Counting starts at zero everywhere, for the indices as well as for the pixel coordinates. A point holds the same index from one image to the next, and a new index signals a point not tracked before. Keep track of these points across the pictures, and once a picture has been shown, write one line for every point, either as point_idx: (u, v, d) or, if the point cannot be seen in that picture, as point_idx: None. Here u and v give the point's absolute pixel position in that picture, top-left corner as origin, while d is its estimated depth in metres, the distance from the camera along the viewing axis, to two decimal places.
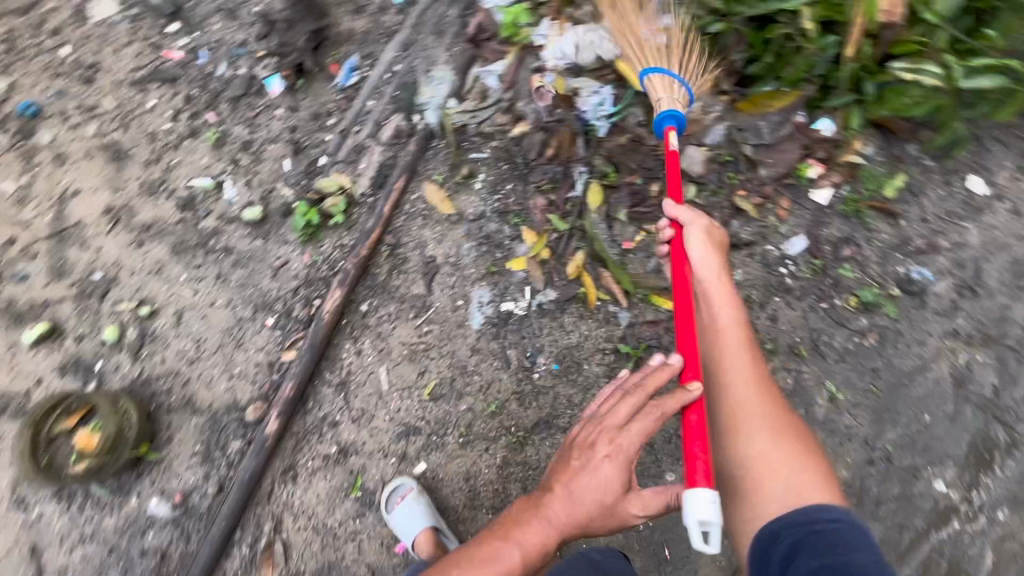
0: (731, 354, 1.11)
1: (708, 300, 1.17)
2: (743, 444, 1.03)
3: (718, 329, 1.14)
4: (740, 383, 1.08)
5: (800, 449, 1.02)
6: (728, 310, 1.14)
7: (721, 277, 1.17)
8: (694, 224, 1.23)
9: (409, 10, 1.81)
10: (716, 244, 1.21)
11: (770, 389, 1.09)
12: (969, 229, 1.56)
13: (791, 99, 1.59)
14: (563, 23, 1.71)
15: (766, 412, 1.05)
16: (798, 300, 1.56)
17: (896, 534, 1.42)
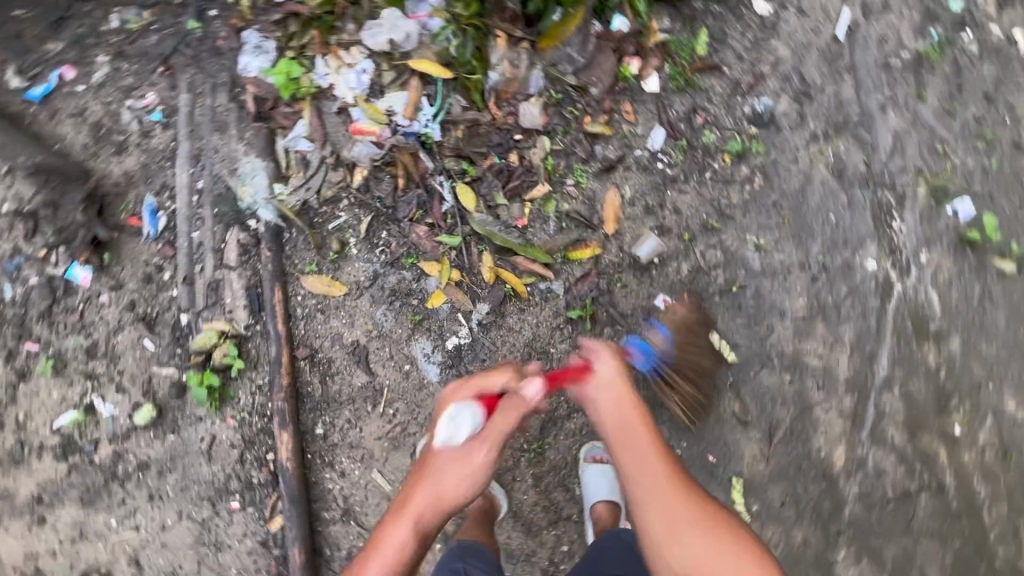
0: (633, 442, 0.94)
1: (603, 393, 1.01)
2: (679, 543, 0.85)
3: (633, 432, 0.95)
4: (671, 494, 0.88)
5: (754, 545, 0.86)
6: (617, 397, 1.00)
7: (628, 389, 1.02)
8: (600, 349, 1.10)
9: (173, 119, 1.59)
10: (620, 364, 1.07)
11: (681, 476, 0.91)
12: (777, 44, 1.66)
13: (580, 16, 1.57)
14: (335, 52, 1.56)
15: (702, 514, 0.87)
16: (686, 183, 1.62)
17: (864, 323, 1.56)
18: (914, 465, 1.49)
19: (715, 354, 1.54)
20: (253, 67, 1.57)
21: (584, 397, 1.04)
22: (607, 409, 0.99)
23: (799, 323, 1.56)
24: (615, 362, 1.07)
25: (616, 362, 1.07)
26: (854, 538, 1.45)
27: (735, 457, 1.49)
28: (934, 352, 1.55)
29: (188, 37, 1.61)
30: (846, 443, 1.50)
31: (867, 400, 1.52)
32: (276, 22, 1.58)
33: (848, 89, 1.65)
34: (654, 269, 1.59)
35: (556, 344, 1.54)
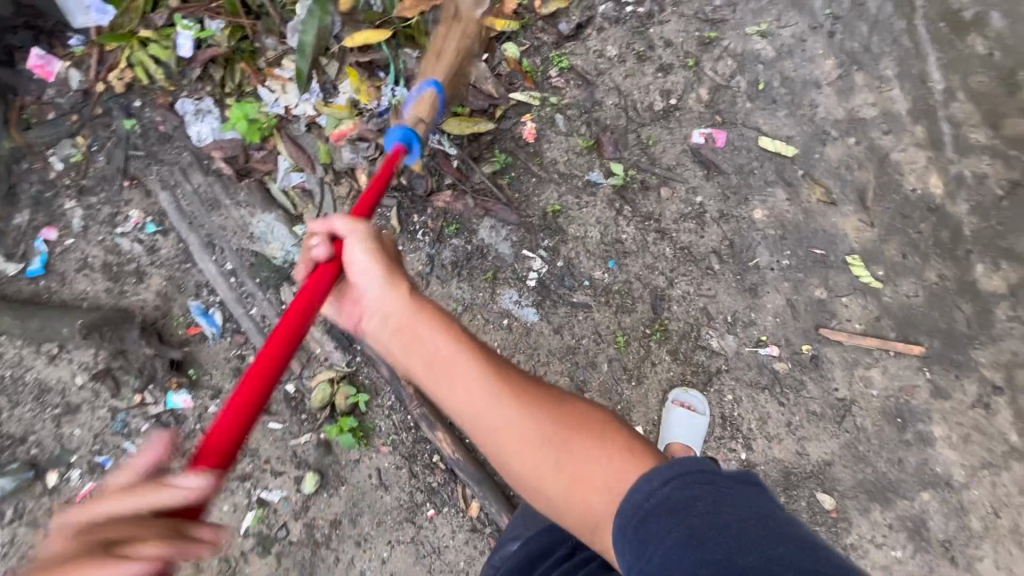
0: (447, 365, 0.79)
1: (392, 325, 0.84)
2: (538, 463, 0.72)
3: (447, 362, 0.79)
4: (495, 407, 0.75)
5: (622, 433, 0.75)
6: (427, 323, 0.83)
7: (407, 289, 0.86)
8: (353, 238, 0.89)
9: (167, 223, 1.56)
10: (379, 256, 0.89)
11: (521, 383, 0.79)
12: None
13: None
14: (271, 74, 1.47)
15: (557, 422, 0.74)
16: (663, 13, 1.53)
17: (898, 48, 1.49)
18: (1008, 154, 1.45)
19: (776, 157, 1.49)
20: (205, 134, 1.52)
21: (369, 326, 0.89)
22: (406, 343, 0.83)
23: (837, 85, 1.50)
24: (373, 247, 0.90)
25: (370, 248, 0.89)
26: (985, 248, 1.44)
27: (840, 238, 1.47)
28: (980, 40, 1.48)
29: (130, 139, 1.54)
30: (937, 170, 1.46)
31: (937, 120, 1.47)
32: (198, 77, 1.50)
33: None
34: (677, 110, 1.51)
35: (625, 229, 1.50)
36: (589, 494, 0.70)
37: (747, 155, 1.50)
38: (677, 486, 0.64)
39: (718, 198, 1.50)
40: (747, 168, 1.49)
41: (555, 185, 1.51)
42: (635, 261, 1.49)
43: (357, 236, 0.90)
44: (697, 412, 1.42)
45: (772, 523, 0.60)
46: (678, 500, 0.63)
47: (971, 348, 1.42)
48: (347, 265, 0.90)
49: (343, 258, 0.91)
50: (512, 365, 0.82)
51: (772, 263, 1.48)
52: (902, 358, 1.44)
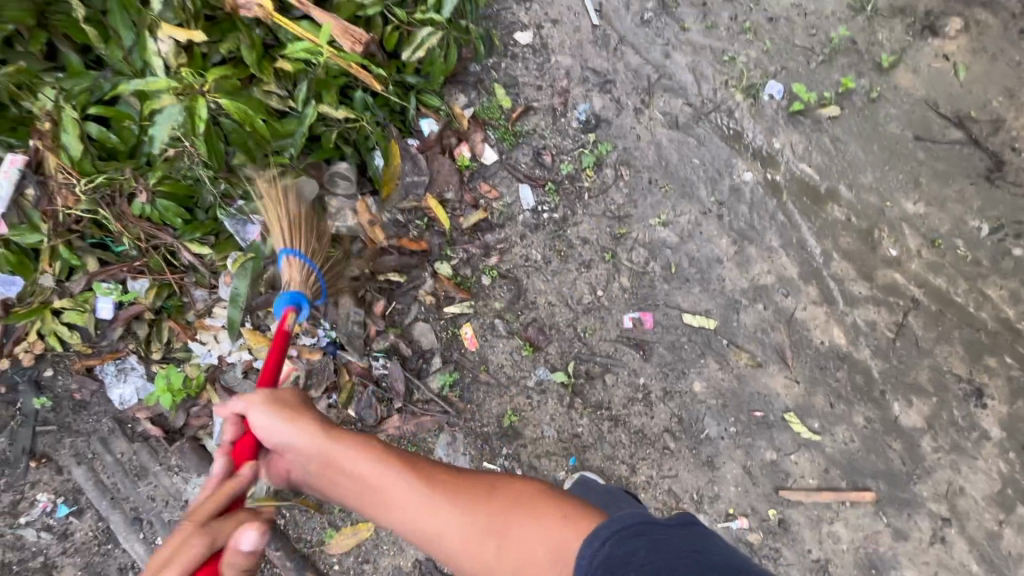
0: (393, 493, 1.02)
1: (340, 471, 1.04)
2: (478, 544, 0.97)
3: (383, 489, 1.02)
4: (436, 513, 0.99)
5: (538, 495, 1.01)
6: (366, 462, 1.03)
7: (324, 435, 1.04)
8: (248, 403, 1.03)
9: (83, 500, 1.39)
10: (278, 409, 1.05)
11: (450, 481, 1.03)
12: (559, 63, 1.85)
13: (396, 149, 1.54)
14: (203, 326, 1.44)
15: (479, 509, 0.99)
16: (575, 215, 1.69)
17: (777, 219, 1.73)
18: (889, 301, 1.66)
19: (700, 330, 1.62)
20: (128, 395, 1.43)
21: (305, 476, 1.07)
22: (337, 479, 1.04)
23: (736, 259, 1.69)
24: (268, 408, 1.05)
25: (283, 413, 1.05)
26: (896, 387, 1.59)
27: (774, 397, 1.58)
28: (838, 207, 1.74)
29: (39, 415, 1.41)
30: (836, 322, 1.64)
31: (824, 278, 1.68)
32: (121, 337, 1.44)
33: (633, 57, 1.87)
34: (605, 300, 1.63)
35: (578, 422, 1.55)
36: (537, 558, 0.93)
37: (675, 333, 1.61)
38: (618, 544, 0.86)
39: (657, 376, 1.58)
40: (678, 344, 1.61)
41: (503, 392, 1.55)
42: (595, 456, 1.53)
43: (255, 406, 1.04)
44: (595, 483, 1.50)
45: (700, 555, 0.83)
46: (618, 555, 0.84)
47: (912, 485, 1.53)
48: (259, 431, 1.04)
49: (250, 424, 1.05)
50: (430, 463, 1.08)
51: (720, 432, 1.55)
52: (857, 506, 1.52)
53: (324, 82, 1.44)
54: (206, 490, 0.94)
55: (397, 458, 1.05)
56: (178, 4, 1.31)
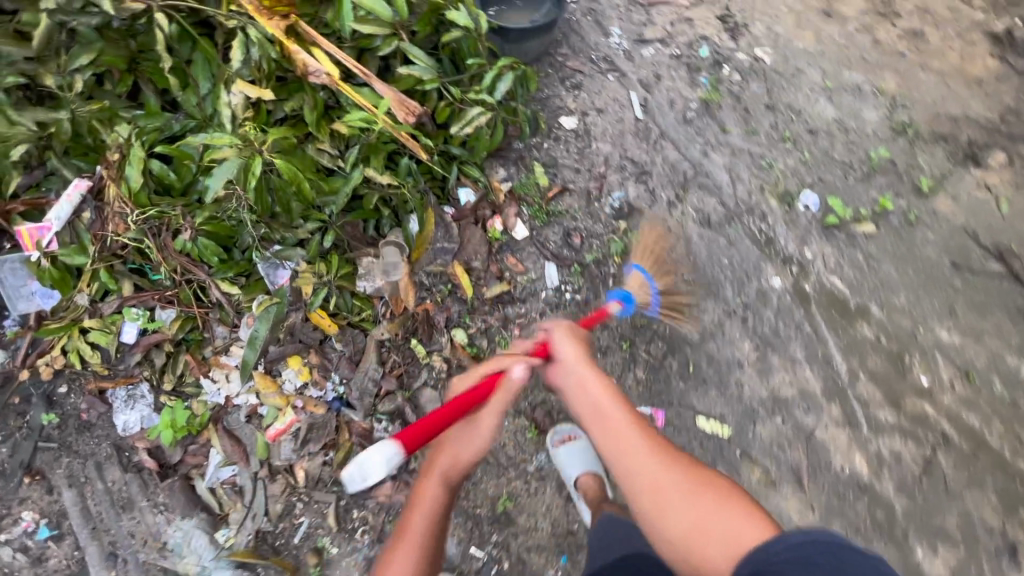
0: (622, 434, 0.93)
1: (575, 392, 1.03)
2: (667, 509, 0.85)
3: (615, 426, 0.95)
4: (648, 461, 0.90)
5: (746, 502, 0.84)
6: (607, 392, 1.00)
7: (589, 364, 1.05)
8: (557, 329, 1.12)
9: (65, 525, 1.37)
10: (576, 340, 1.10)
11: (670, 449, 0.93)
12: (599, 148, 1.91)
13: (433, 215, 1.60)
14: (217, 363, 1.46)
15: (691, 480, 0.87)
16: (597, 299, 1.70)
17: (803, 330, 1.69)
18: (916, 433, 1.58)
19: (714, 436, 1.56)
20: (132, 422, 1.43)
21: (567, 401, 1.06)
22: (577, 396, 1.02)
23: (757, 366, 1.64)
24: (573, 340, 1.10)
25: (574, 337, 1.11)
26: (920, 529, 1.49)
27: (785, 521, 1.49)
28: (867, 326, 1.70)
29: (43, 430, 1.42)
30: (859, 448, 1.56)
31: (848, 399, 1.62)
32: (137, 362, 1.47)
33: (672, 152, 1.93)
34: (618, 391, 1.60)
35: (577, 519, 1.46)
36: (705, 548, 0.80)
37: (686, 435, 1.56)
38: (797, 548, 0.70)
39: None
40: (688, 448, 1.55)
41: (502, 473, 1.48)
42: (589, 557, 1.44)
43: (562, 331, 1.12)
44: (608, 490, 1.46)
45: None
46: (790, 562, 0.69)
47: None
48: (552, 349, 1.10)
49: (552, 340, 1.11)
50: (668, 442, 0.95)
51: None
52: None
53: (375, 147, 1.49)
54: (467, 373, 1.10)
55: (650, 428, 0.95)
56: (255, 64, 1.42)
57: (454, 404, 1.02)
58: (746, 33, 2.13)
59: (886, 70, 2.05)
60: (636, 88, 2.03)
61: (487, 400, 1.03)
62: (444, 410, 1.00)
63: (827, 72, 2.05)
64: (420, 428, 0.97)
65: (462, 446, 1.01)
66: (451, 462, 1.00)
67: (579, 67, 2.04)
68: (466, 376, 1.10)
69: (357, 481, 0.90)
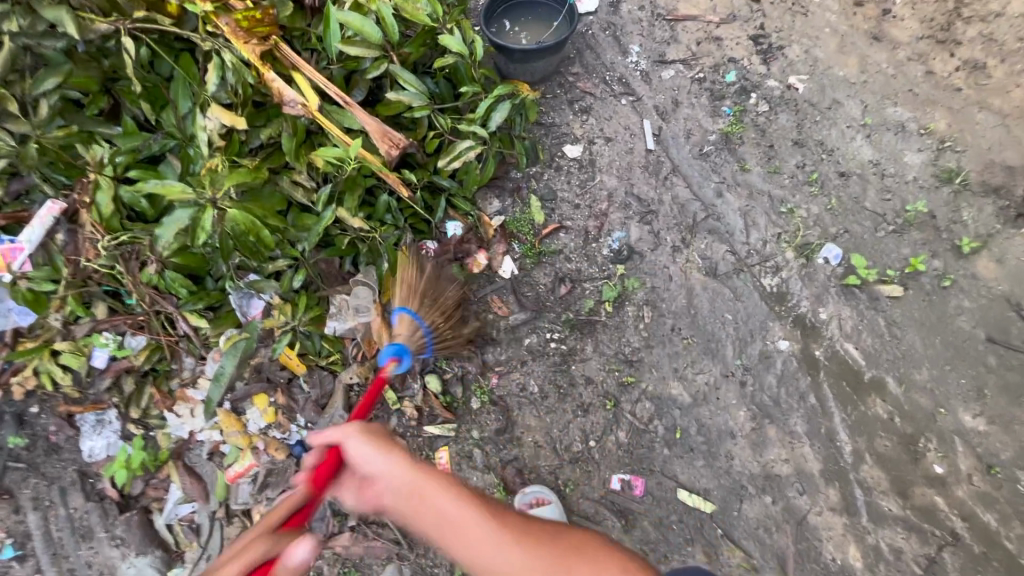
0: (468, 532, 0.79)
1: (414, 504, 0.82)
2: None
3: (463, 526, 0.80)
4: (511, 557, 0.78)
5: (614, 553, 0.82)
6: (449, 493, 0.82)
7: (408, 462, 0.86)
8: (346, 434, 0.91)
9: (29, 547, 1.39)
10: (373, 438, 0.91)
11: (519, 523, 0.83)
12: (603, 181, 1.78)
13: (405, 255, 1.47)
14: (182, 396, 1.43)
15: (550, 556, 0.79)
16: (584, 349, 1.59)
17: (806, 401, 1.55)
18: (923, 528, 1.44)
19: (694, 511, 1.46)
20: (100, 450, 1.43)
21: (387, 510, 0.87)
22: (418, 510, 0.82)
23: (751, 437, 1.52)
24: (368, 433, 0.92)
25: (371, 441, 0.90)
26: None
27: None
28: (880, 402, 1.55)
29: (13, 449, 1.44)
30: (854, 539, 1.44)
31: (848, 483, 1.48)
32: (107, 388, 1.44)
33: (683, 190, 1.78)
34: (596, 452, 1.51)
35: None
36: None
37: (665, 508, 1.47)
38: None
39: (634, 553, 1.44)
40: (665, 521, 1.46)
41: None
42: None
43: (350, 432, 0.92)
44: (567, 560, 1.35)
45: None
46: None
47: None
48: (357, 461, 0.89)
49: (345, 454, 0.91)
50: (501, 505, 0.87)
51: None
52: None
53: (353, 183, 1.40)
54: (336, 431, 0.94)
55: (485, 501, 0.84)
56: (231, 88, 1.32)
57: None
58: (781, 56, 1.92)
59: (938, 106, 1.82)
60: (650, 115, 1.87)
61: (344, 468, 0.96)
62: None
63: (868, 107, 1.84)
64: None
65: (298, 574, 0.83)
66: None
67: (590, 88, 1.89)
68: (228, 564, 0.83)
69: None
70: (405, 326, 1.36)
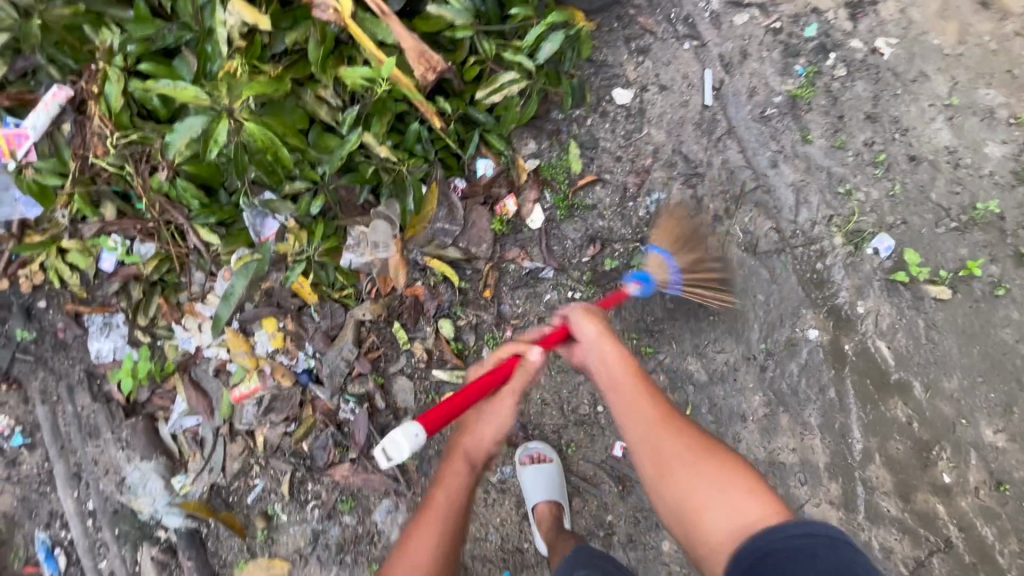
0: (635, 405, 0.97)
1: (599, 363, 1.04)
2: (674, 476, 0.90)
3: (630, 396, 0.98)
4: (657, 433, 0.94)
5: (752, 478, 0.88)
6: (624, 369, 1.01)
7: (616, 345, 1.05)
8: (573, 308, 1.10)
9: (37, 437, 1.42)
10: (596, 319, 1.09)
11: (679, 422, 0.96)
12: (650, 134, 1.63)
13: (435, 195, 1.43)
14: (190, 312, 1.41)
15: (693, 449, 0.92)
16: (604, 313, 1.54)
17: (826, 394, 1.51)
18: (916, 531, 1.45)
19: None
20: (107, 353, 1.42)
21: (593, 377, 1.06)
22: (604, 372, 1.03)
23: (761, 422, 1.50)
24: (594, 319, 1.09)
25: (598, 328, 1.07)
26: None
27: None
28: (902, 405, 1.50)
29: (20, 342, 1.43)
30: (844, 532, 1.45)
31: (851, 479, 1.47)
32: (116, 292, 1.42)
33: (734, 155, 1.64)
34: (602, 417, 1.49)
35: (528, 537, 1.42)
36: (709, 513, 0.86)
37: None
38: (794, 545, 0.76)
39: (626, 517, 1.45)
40: None
41: None
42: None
43: (584, 314, 1.10)
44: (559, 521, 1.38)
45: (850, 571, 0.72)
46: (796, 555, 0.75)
47: None
48: (573, 329, 1.09)
49: (567, 323, 1.11)
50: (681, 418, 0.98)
51: None
52: None
53: (382, 108, 1.29)
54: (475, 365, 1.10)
55: (658, 397, 0.98)
56: None
57: (478, 382, 1.00)
58: (871, 14, 1.67)
59: None
60: (713, 66, 1.68)
61: (508, 380, 1.02)
62: (472, 386, 0.99)
63: (959, 83, 1.61)
64: (441, 410, 0.93)
65: (487, 433, 1.00)
66: (486, 433, 1.00)
67: (652, 25, 1.69)
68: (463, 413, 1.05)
69: (386, 458, 0.83)
70: (655, 267, 1.49)
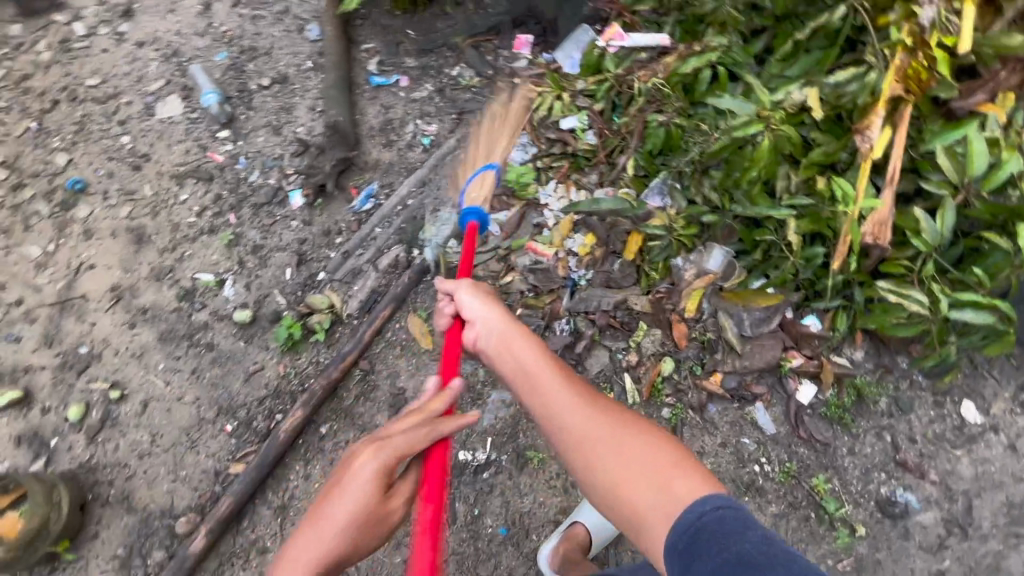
0: (543, 381, 1.06)
1: (501, 346, 1.15)
2: (598, 449, 0.95)
3: (535, 373, 1.08)
4: (567, 404, 1.01)
5: (661, 440, 0.94)
6: (529, 349, 1.12)
7: (503, 319, 1.18)
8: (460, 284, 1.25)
9: (434, 150, 1.98)
10: (479, 288, 1.25)
11: (585, 392, 1.04)
12: (959, 458, 1.52)
13: (776, 300, 1.58)
14: (567, 186, 1.82)
15: (605, 418, 0.98)
16: (768, 503, 1.49)
17: None
18: None
19: None
20: (508, 156, 1.90)
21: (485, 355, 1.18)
22: (504, 354, 1.14)
23: None
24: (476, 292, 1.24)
25: (482, 294, 1.24)
26: None
27: None
28: None
29: (486, 108, 2.01)
30: None
31: None
32: (550, 138, 1.89)
33: (1015, 562, 1.43)
34: None
35: (540, 534, 1.47)
36: (641, 491, 0.88)
37: None
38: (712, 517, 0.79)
39: None
40: None
41: None
42: (511, 557, 1.46)
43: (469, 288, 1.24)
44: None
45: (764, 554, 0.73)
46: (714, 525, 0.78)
47: None
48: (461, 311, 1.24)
49: (458, 309, 1.25)
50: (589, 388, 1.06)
51: None
52: None
53: (817, 218, 1.51)
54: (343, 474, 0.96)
55: (556, 366, 1.08)
56: (837, 92, 1.50)
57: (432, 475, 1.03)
58: None
59: None
60: None
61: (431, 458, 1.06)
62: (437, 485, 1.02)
63: None
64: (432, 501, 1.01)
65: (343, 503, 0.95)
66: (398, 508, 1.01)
67: None
68: (362, 465, 0.96)
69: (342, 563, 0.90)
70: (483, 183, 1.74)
